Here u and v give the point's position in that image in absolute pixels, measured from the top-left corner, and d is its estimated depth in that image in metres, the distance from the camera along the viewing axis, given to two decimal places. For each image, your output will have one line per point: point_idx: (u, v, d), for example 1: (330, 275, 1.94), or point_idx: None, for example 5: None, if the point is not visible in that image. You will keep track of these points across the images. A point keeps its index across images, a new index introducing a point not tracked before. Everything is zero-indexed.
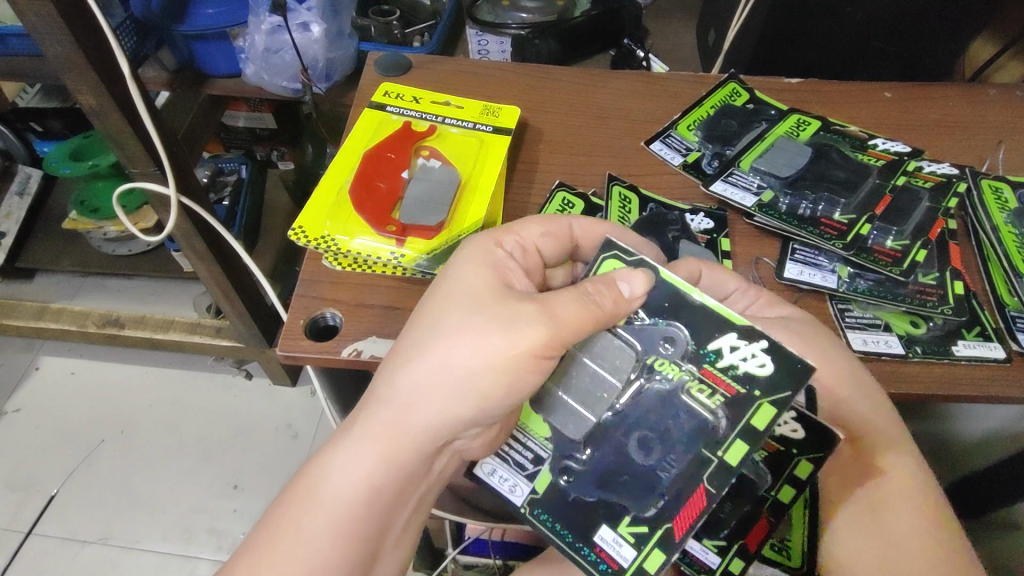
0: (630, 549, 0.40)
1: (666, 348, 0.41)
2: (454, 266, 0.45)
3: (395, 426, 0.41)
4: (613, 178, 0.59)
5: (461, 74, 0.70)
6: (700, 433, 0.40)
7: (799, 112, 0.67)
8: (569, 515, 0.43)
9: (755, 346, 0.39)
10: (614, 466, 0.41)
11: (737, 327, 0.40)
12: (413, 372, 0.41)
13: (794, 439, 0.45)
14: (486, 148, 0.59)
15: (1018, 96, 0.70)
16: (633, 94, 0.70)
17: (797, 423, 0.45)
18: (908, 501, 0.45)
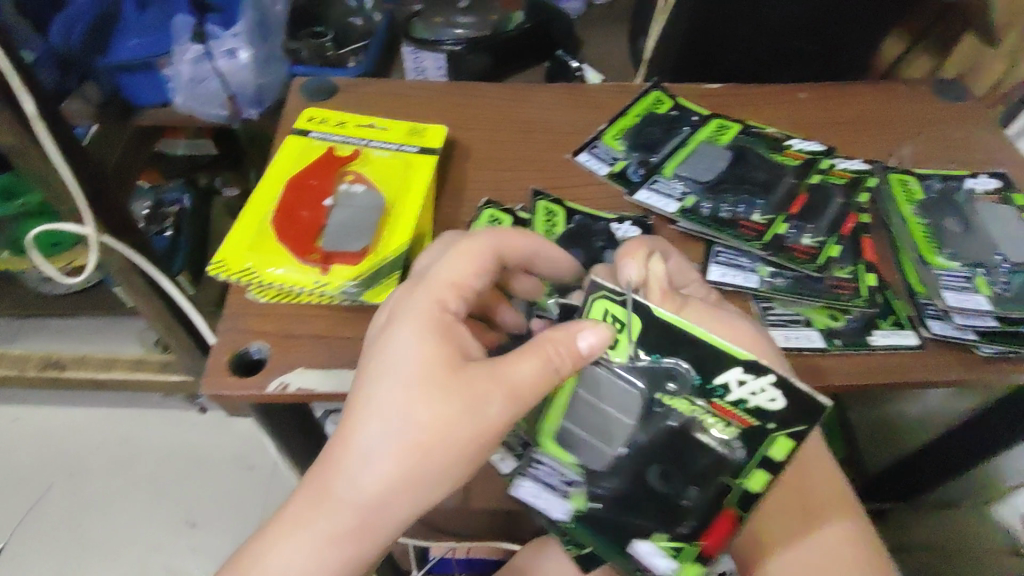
0: (668, 560, 0.41)
1: (672, 385, 0.40)
2: (397, 337, 0.39)
3: (349, 523, 0.37)
4: (537, 193, 0.57)
5: (387, 96, 0.71)
6: (718, 465, 0.40)
7: (720, 117, 0.69)
8: (606, 531, 0.41)
9: (764, 380, 0.38)
10: (637, 493, 0.41)
11: (741, 361, 0.39)
12: (368, 466, 0.37)
13: (771, 411, 0.39)
14: (412, 168, 0.58)
15: (923, 91, 0.74)
16: (558, 110, 0.72)
17: (775, 391, 0.38)
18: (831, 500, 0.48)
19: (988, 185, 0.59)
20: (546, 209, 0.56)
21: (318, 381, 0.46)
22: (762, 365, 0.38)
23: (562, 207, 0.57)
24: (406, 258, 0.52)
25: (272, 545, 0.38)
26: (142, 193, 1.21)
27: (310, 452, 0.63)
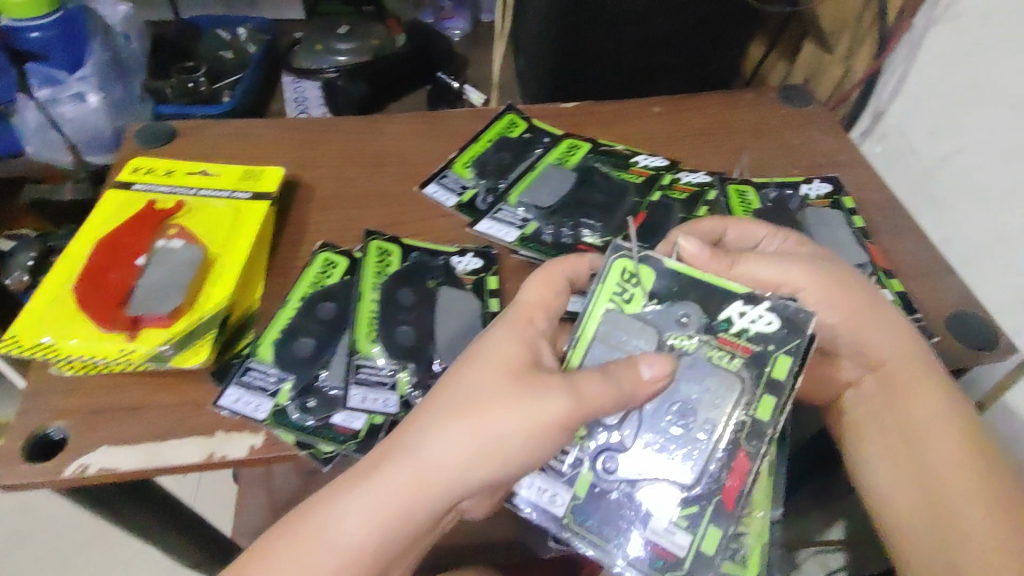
0: (684, 533, 0.39)
1: (684, 321, 0.41)
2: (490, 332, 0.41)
3: (388, 521, 0.37)
4: (371, 233, 0.55)
5: (230, 137, 0.68)
6: (731, 390, 0.40)
7: (572, 137, 0.69)
8: (605, 517, 0.40)
9: (761, 307, 0.41)
10: (659, 441, 0.40)
11: (740, 295, 0.42)
12: (425, 466, 0.37)
13: (769, 333, 0.41)
14: (241, 217, 0.56)
15: (770, 98, 0.76)
16: (411, 136, 0.69)
17: (772, 314, 0.41)
18: (946, 440, 0.45)
19: (820, 190, 0.62)
20: (380, 248, 0.54)
21: (124, 459, 0.44)
22: (753, 294, 0.41)
23: (396, 244, 0.55)
24: (226, 314, 0.50)
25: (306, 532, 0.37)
26: None
27: (163, 524, 0.59)
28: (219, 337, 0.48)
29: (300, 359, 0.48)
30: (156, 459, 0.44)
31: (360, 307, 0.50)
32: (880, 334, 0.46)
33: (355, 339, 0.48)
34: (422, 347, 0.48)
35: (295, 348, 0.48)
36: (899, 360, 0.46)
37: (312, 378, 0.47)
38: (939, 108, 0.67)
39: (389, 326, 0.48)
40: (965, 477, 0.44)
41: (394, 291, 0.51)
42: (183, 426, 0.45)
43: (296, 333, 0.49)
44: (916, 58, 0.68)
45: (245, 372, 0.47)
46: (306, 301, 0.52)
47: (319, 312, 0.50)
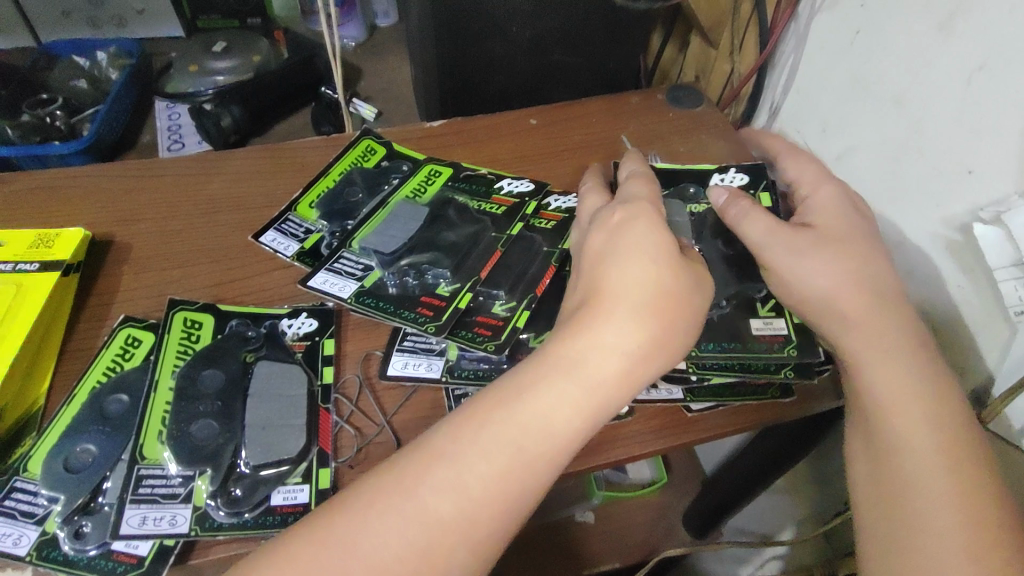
0: (778, 322, 0.47)
1: (693, 188, 0.56)
2: (619, 247, 0.40)
3: (538, 436, 0.35)
4: (175, 302, 0.48)
5: (33, 192, 0.58)
6: None
7: (434, 162, 0.62)
8: (729, 332, 0.47)
9: (732, 173, 0.57)
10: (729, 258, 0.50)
11: (714, 169, 0.58)
12: (579, 370, 0.36)
13: (744, 185, 0.56)
14: (23, 295, 0.47)
15: (657, 101, 0.70)
16: (253, 175, 0.61)
17: (740, 175, 0.57)
18: (917, 419, 0.41)
19: (737, 180, 0.57)
20: (188, 320, 0.47)
21: None
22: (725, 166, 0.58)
23: (210, 314, 0.48)
24: None
25: (439, 463, 0.34)
26: None
27: None
28: None
29: (74, 473, 0.39)
30: None
31: (152, 400, 0.42)
32: (865, 330, 0.43)
33: (141, 443, 0.40)
34: (218, 447, 0.40)
35: (70, 458, 0.40)
36: (882, 347, 0.43)
37: (90, 495, 0.39)
38: (827, 104, 0.62)
39: (181, 423, 0.41)
40: (930, 452, 0.40)
41: (194, 375, 0.43)
42: None
43: (74, 437, 0.41)
44: (804, 51, 0.63)
45: (7, 496, 0.39)
46: (93, 394, 0.43)
47: (104, 410, 0.42)
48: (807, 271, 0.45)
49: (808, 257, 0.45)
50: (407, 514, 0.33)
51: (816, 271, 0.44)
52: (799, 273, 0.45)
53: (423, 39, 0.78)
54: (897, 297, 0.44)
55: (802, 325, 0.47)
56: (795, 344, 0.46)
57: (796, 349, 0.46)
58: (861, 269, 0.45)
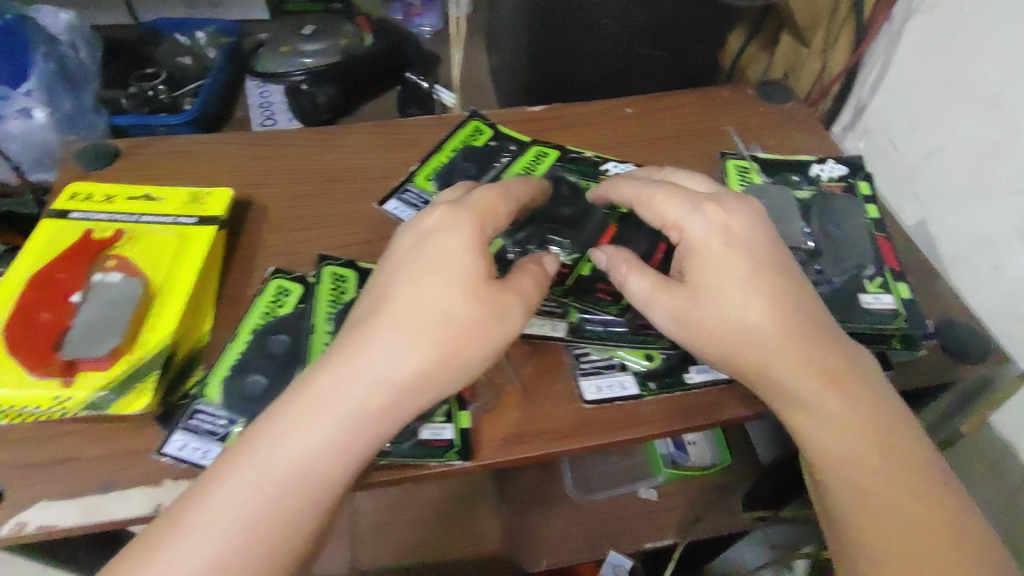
0: (886, 295, 0.47)
1: (793, 178, 0.53)
2: (399, 278, 0.41)
3: (341, 438, 0.38)
4: (325, 257, 0.53)
5: (175, 155, 0.63)
6: (850, 207, 0.50)
7: (539, 143, 0.65)
8: (840, 305, 0.46)
9: (830, 163, 0.55)
10: (832, 241, 0.49)
11: (811, 159, 0.55)
12: (370, 373, 0.39)
13: (842, 174, 0.54)
14: (187, 244, 0.53)
15: (748, 94, 0.73)
16: (371, 147, 0.65)
17: (838, 165, 0.54)
18: (852, 447, 0.42)
19: (834, 170, 0.54)
20: (334, 274, 0.52)
21: (60, 515, 0.41)
22: (823, 155, 0.55)
23: (353, 271, 0.53)
24: (172, 352, 0.47)
25: (240, 466, 0.37)
26: None
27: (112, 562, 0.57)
28: (165, 378, 0.46)
29: (251, 399, 0.45)
30: (96, 514, 0.41)
31: (313, 338, 0.47)
32: (795, 361, 0.43)
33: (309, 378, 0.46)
34: None
35: (245, 389, 0.46)
36: (795, 364, 0.42)
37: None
38: (915, 105, 0.65)
39: None
40: (865, 458, 0.42)
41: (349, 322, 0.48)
42: (124, 477, 0.43)
43: (247, 370, 0.47)
44: (896, 52, 0.66)
45: (191, 416, 0.45)
46: (256, 336, 0.49)
47: (270, 348, 0.48)
48: (709, 293, 0.44)
49: (716, 267, 0.44)
50: (227, 514, 0.36)
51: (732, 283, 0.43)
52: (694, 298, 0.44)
53: (521, 27, 0.82)
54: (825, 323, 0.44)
55: (908, 300, 0.47)
56: (903, 315, 0.47)
57: (904, 319, 0.46)
58: (792, 291, 0.44)
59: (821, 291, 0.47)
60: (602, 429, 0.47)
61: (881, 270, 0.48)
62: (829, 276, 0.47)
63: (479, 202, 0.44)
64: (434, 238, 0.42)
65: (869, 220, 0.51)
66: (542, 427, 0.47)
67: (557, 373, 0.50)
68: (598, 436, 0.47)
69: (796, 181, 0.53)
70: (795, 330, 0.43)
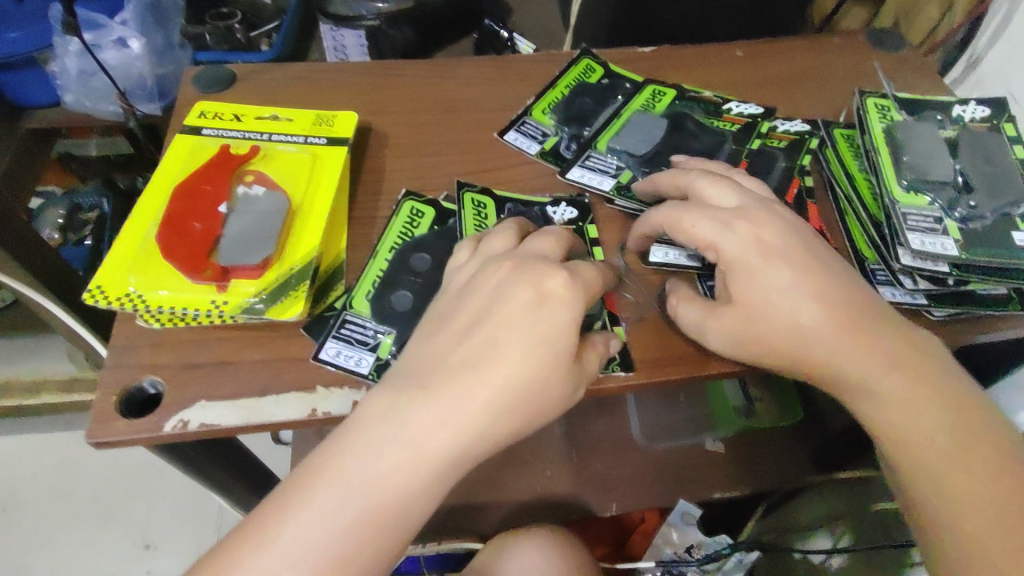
0: None
1: (938, 117, 0.52)
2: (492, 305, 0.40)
3: (403, 458, 0.37)
4: (463, 184, 0.54)
5: (291, 82, 0.63)
6: (1003, 147, 0.49)
7: (654, 82, 0.64)
8: (993, 242, 0.46)
9: (973, 104, 0.53)
10: (986, 178, 0.48)
11: (953, 101, 0.54)
12: (450, 395, 0.37)
13: (986, 116, 0.53)
14: (319, 163, 0.53)
15: (859, 41, 0.71)
16: (484, 81, 0.65)
17: (981, 107, 0.53)
18: (928, 433, 0.42)
19: (977, 112, 0.53)
20: (475, 201, 0.53)
21: (222, 415, 0.42)
22: (965, 96, 0.54)
23: (490, 197, 0.53)
24: (318, 265, 0.47)
25: (328, 476, 0.37)
26: (56, 197, 1.10)
27: (233, 476, 0.59)
28: (313, 289, 0.46)
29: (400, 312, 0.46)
30: (259, 415, 0.42)
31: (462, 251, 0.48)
32: (858, 357, 0.42)
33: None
34: None
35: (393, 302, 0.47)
36: (854, 356, 0.42)
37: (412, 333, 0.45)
38: None
39: None
40: (938, 433, 0.42)
41: None
42: (279, 381, 0.43)
43: (392, 285, 0.47)
44: None
45: (342, 326, 0.45)
46: (395, 254, 0.49)
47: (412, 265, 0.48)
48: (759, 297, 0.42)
49: (761, 281, 0.42)
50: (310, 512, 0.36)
51: (789, 284, 0.42)
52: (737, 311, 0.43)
53: None
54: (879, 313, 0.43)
55: None
56: None
57: None
58: (831, 285, 0.43)
59: (975, 226, 0.46)
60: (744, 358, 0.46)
61: None
62: (983, 211, 0.46)
63: (539, 249, 0.43)
64: (489, 286, 0.41)
65: (1017, 159, 0.50)
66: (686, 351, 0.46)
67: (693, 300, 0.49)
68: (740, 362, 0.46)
69: (940, 121, 0.52)
70: (846, 322, 0.42)
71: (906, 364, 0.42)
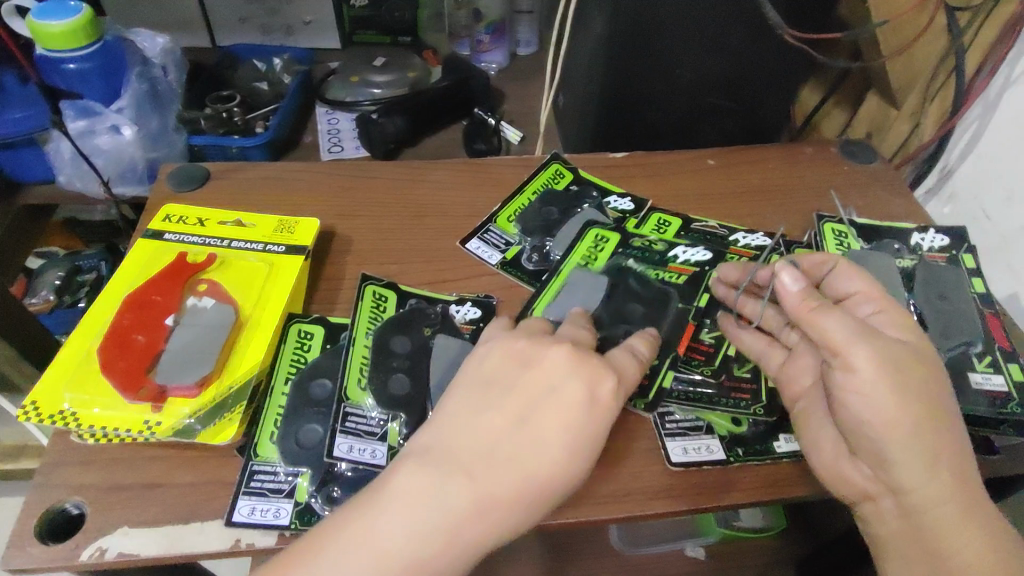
0: (999, 378, 0.46)
1: (897, 246, 0.53)
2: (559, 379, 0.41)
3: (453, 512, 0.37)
4: (366, 277, 0.53)
5: (264, 184, 0.64)
6: (961, 279, 0.50)
7: (619, 193, 0.65)
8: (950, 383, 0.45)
9: (931, 233, 0.54)
10: (943, 314, 0.47)
11: (912, 229, 0.55)
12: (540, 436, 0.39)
13: (945, 245, 0.53)
14: (276, 273, 0.53)
15: (833, 152, 0.71)
16: (453, 185, 0.65)
17: (940, 236, 0.54)
18: (965, 535, 0.40)
19: (936, 240, 0.54)
20: (376, 294, 0.53)
21: (141, 544, 0.40)
22: (926, 224, 0.54)
23: (395, 291, 0.53)
24: (260, 382, 0.47)
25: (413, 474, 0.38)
26: (56, 259, 1.08)
27: None
28: (252, 407, 0.45)
29: (309, 448, 0.44)
30: (180, 545, 0.40)
31: (352, 353, 0.48)
32: (921, 470, 0.41)
33: (345, 385, 0.46)
34: (417, 397, 0.46)
35: (300, 436, 0.44)
36: (927, 492, 0.41)
37: (328, 467, 0.43)
38: (1017, 170, 0.62)
39: (381, 376, 0.46)
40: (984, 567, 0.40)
41: (387, 338, 0.48)
42: (208, 507, 0.41)
43: (296, 418, 0.45)
44: (991, 120, 0.64)
45: (251, 479, 0.42)
46: (294, 379, 0.47)
47: (310, 392, 0.46)
48: (861, 396, 0.41)
49: (873, 408, 0.41)
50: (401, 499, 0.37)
51: (883, 401, 0.40)
52: (841, 406, 0.42)
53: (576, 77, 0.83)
54: (961, 446, 0.41)
55: (1023, 383, 0.45)
56: (1019, 401, 0.45)
57: (1019, 406, 0.45)
58: (936, 409, 0.41)
59: None
60: (687, 495, 0.45)
61: (990, 350, 0.47)
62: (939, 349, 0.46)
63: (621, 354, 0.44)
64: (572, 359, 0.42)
65: (976, 294, 0.50)
66: (630, 487, 0.45)
67: (638, 428, 0.48)
68: (684, 499, 0.45)
69: (898, 248, 0.53)
70: (948, 473, 0.41)
71: (972, 521, 0.40)
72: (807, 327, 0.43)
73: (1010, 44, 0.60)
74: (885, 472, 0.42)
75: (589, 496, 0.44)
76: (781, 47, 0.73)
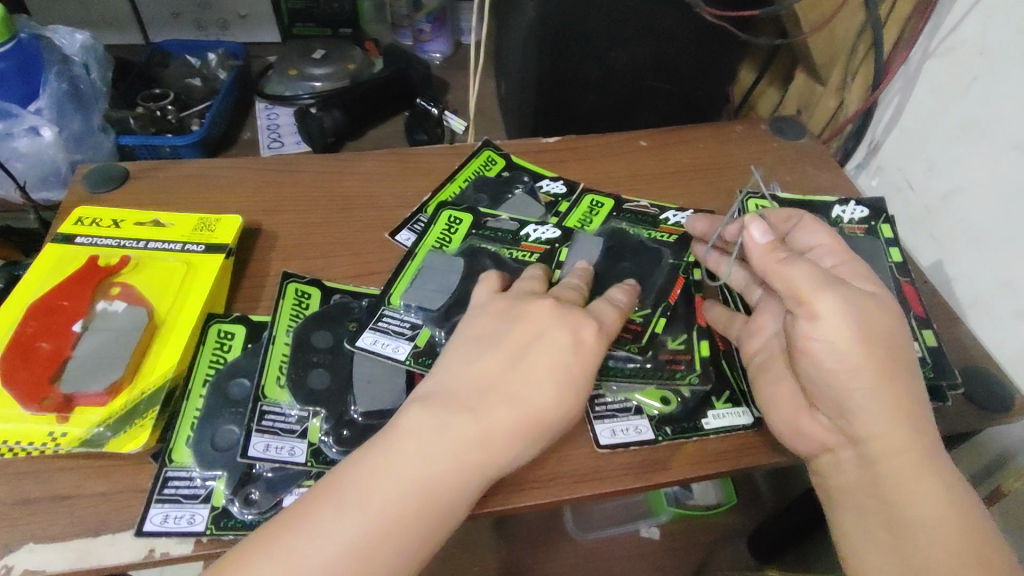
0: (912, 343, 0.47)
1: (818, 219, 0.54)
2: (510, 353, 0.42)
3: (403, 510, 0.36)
4: (288, 276, 0.52)
5: (185, 182, 0.62)
6: (876, 249, 0.51)
7: (552, 177, 0.65)
8: None
9: (851, 205, 0.56)
10: None
11: (833, 202, 0.56)
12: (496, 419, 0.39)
13: (864, 217, 0.55)
14: (194, 273, 0.51)
15: (763, 129, 0.72)
16: (382, 176, 0.64)
17: (860, 208, 0.55)
18: (923, 486, 0.40)
19: (856, 212, 0.55)
20: (298, 291, 0.51)
21: (49, 559, 0.38)
22: (847, 197, 0.56)
23: (318, 287, 0.52)
24: (175, 387, 0.45)
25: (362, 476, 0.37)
26: None
27: None
28: (166, 413, 0.44)
29: (226, 450, 0.43)
30: (91, 558, 0.38)
31: (272, 349, 0.47)
32: (881, 419, 0.41)
33: (263, 383, 0.45)
34: (340, 394, 0.45)
35: (216, 438, 0.43)
36: (885, 442, 0.41)
37: (245, 469, 0.42)
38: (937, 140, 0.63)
39: (301, 373, 0.46)
40: (941, 519, 0.40)
41: (308, 334, 0.48)
42: (120, 517, 0.40)
43: (214, 421, 0.44)
44: (912, 92, 0.65)
45: (164, 486, 0.41)
46: (211, 381, 0.46)
47: (229, 393, 0.45)
48: (824, 342, 0.41)
49: (837, 353, 0.41)
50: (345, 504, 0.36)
51: (846, 347, 0.41)
52: (803, 354, 0.42)
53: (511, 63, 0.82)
54: (919, 397, 0.42)
55: (934, 347, 0.47)
56: (931, 364, 0.47)
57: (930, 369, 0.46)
58: (897, 358, 0.42)
59: None
60: (616, 475, 0.45)
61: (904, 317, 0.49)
62: None
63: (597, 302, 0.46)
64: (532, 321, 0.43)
65: (892, 263, 0.51)
66: (559, 470, 0.45)
67: None
68: (612, 479, 0.45)
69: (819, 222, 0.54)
70: (905, 422, 0.41)
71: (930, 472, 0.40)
72: (771, 277, 0.44)
73: (924, 18, 0.61)
74: (846, 422, 0.42)
75: (518, 483, 0.44)
76: (714, 27, 0.73)
